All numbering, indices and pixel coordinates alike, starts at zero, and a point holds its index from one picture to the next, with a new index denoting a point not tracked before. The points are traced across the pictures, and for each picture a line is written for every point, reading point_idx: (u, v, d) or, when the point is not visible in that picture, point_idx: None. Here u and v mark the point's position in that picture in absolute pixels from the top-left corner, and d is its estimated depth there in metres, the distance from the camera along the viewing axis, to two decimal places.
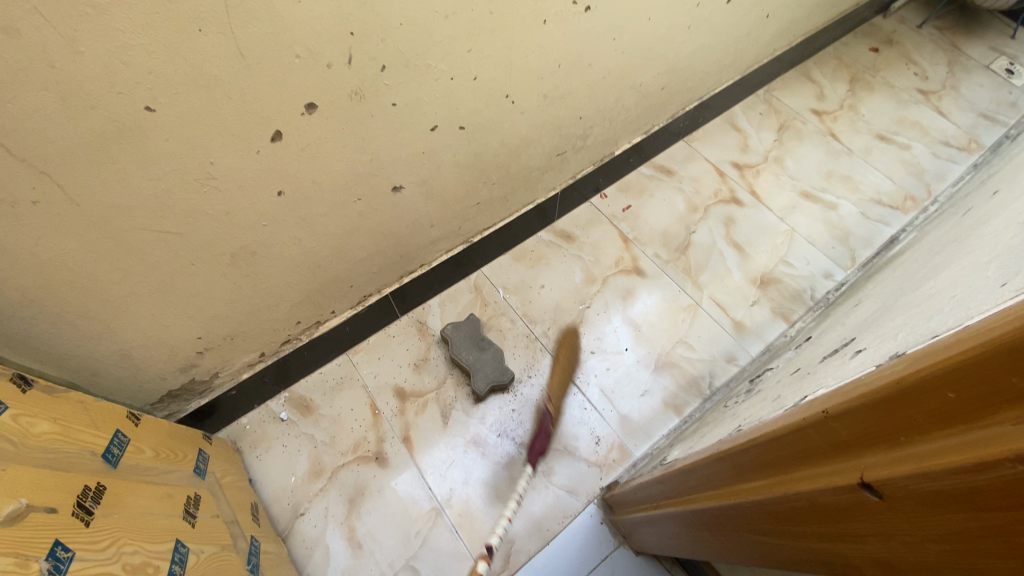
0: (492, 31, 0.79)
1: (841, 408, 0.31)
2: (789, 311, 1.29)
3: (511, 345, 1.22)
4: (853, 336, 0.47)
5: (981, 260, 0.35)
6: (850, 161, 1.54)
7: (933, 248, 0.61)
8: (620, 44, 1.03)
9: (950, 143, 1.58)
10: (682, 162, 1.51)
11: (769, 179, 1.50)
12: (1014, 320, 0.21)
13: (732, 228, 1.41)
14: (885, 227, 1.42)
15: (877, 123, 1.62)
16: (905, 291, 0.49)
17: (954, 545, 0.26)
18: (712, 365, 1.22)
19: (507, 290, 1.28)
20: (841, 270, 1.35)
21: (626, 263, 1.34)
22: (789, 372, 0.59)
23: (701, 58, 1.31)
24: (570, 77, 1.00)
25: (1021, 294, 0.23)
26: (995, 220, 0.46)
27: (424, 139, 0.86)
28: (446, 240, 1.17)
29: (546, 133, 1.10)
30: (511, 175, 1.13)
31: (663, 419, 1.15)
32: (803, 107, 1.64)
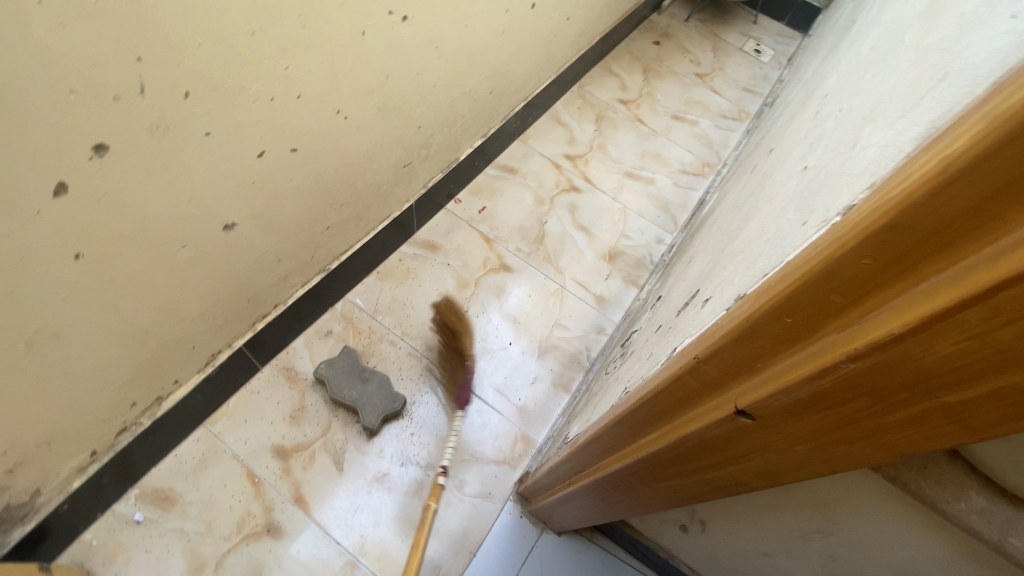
0: (309, 46, 0.74)
1: (709, 351, 0.35)
2: (637, 277, 1.44)
3: (395, 368, 1.17)
4: (698, 287, 0.54)
5: (780, 205, 0.43)
6: (657, 140, 1.77)
7: (739, 201, 0.73)
8: (444, 52, 1.05)
9: (725, 115, 1.91)
10: (522, 160, 1.59)
11: (598, 166, 1.65)
12: (822, 249, 0.26)
13: (578, 213, 1.53)
14: (693, 192, 1.67)
15: (671, 105, 1.89)
16: (728, 241, 0.57)
17: (816, 439, 0.31)
18: (586, 339, 1.31)
19: (379, 313, 1.23)
20: (668, 234, 1.55)
21: (492, 262, 1.37)
22: (653, 330, 0.66)
23: (519, 60, 1.39)
24: (401, 87, 0.99)
25: (821, 228, 0.28)
26: (778, 172, 0.56)
27: (253, 167, 0.78)
28: (299, 273, 1.07)
29: (387, 146, 1.07)
30: (358, 194, 1.08)
31: (556, 400, 1.21)
32: (612, 98, 1.84)
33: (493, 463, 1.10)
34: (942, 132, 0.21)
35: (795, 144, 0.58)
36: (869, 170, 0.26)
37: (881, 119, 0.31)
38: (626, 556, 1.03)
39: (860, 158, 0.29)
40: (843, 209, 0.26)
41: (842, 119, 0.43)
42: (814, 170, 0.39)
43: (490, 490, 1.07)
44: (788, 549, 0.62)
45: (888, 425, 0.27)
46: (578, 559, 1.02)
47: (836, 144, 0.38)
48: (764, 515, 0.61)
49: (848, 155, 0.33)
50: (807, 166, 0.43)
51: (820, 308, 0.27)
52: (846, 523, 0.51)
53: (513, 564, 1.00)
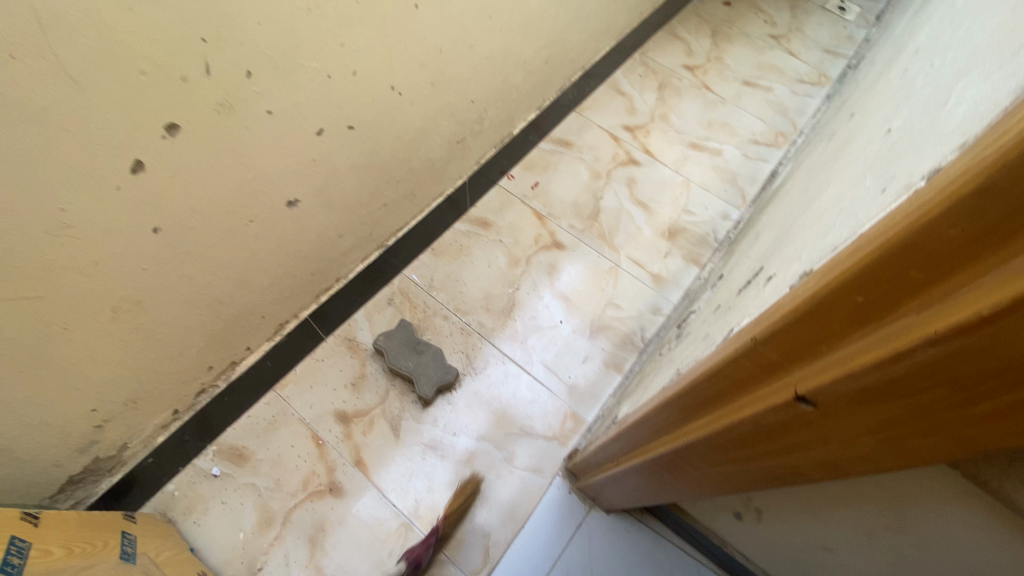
0: (362, 21, 0.75)
1: (768, 333, 0.33)
2: (698, 255, 1.38)
3: (448, 342, 1.19)
4: (761, 265, 0.51)
5: (857, 174, 0.39)
6: (725, 109, 1.66)
7: (812, 173, 0.67)
8: (497, 23, 1.03)
9: (804, 80, 1.75)
10: (578, 132, 1.54)
11: (659, 137, 1.58)
12: (902, 219, 0.23)
13: (635, 188, 1.47)
14: (764, 163, 1.55)
15: (742, 71, 1.75)
16: (797, 214, 0.53)
17: (887, 430, 0.28)
18: (641, 318, 1.28)
19: (434, 288, 1.26)
20: (734, 210, 1.46)
21: (545, 238, 1.36)
22: (711, 310, 0.63)
23: (576, 28, 1.34)
24: (454, 60, 0.98)
25: (901, 196, 0.25)
26: (857, 138, 0.51)
27: (312, 144, 0.81)
28: (358, 248, 1.11)
29: (441, 122, 1.07)
30: (412, 170, 1.10)
31: (608, 380, 1.19)
32: (676, 65, 1.74)
33: (543, 438, 1.11)
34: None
35: (879, 107, 0.52)
36: (965, 126, 0.23)
37: (984, 68, 0.27)
38: (677, 539, 1.01)
39: (954, 114, 0.26)
40: (930, 171, 0.23)
41: (937, 72, 0.38)
42: (900, 133, 0.35)
43: (540, 465, 1.08)
44: (853, 546, 0.58)
45: (974, 420, 0.24)
46: (627, 539, 1.01)
47: (928, 102, 0.33)
48: (827, 507, 0.57)
49: (941, 111, 0.29)
50: (892, 129, 0.38)
51: (895, 285, 0.24)
52: (920, 521, 0.47)
53: (561, 539, 1.00)
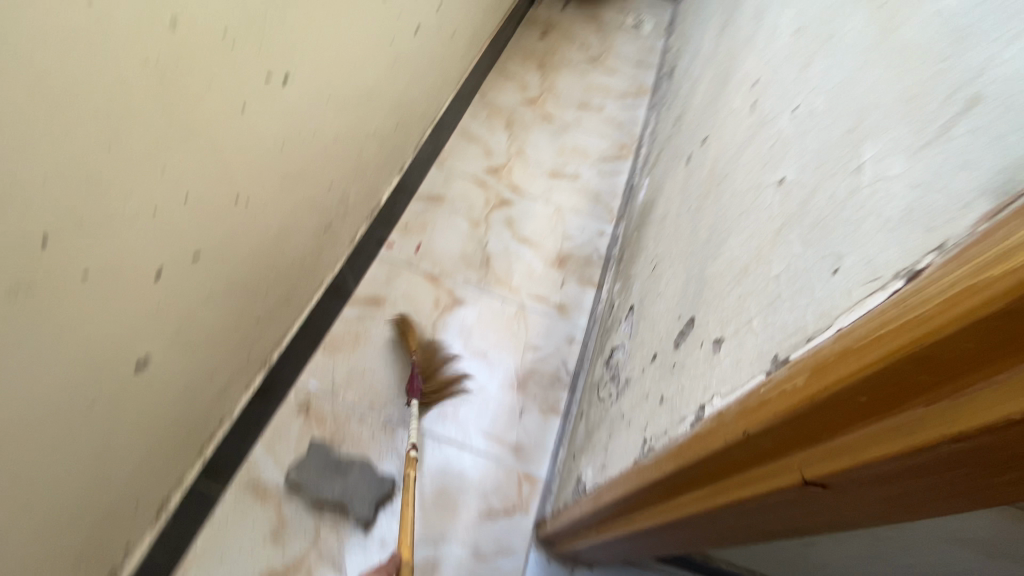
0: (181, 140, 0.62)
1: (764, 427, 0.31)
2: (591, 277, 1.42)
3: (373, 446, 1.07)
4: (690, 316, 0.50)
5: (768, 229, 0.39)
6: (571, 133, 1.76)
7: (687, 201, 0.71)
8: (338, 102, 0.95)
9: (627, 94, 1.93)
10: (444, 185, 1.52)
11: (521, 172, 1.61)
12: (899, 325, 0.22)
13: (516, 226, 1.48)
14: (618, 177, 1.67)
15: (574, 96, 1.88)
16: (702, 256, 0.54)
17: (904, 502, 0.27)
18: (560, 353, 1.27)
19: (339, 390, 1.12)
20: (608, 225, 1.54)
21: (444, 300, 1.30)
22: (647, 360, 0.62)
23: (416, 87, 1.31)
24: (301, 151, 0.88)
25: (877, 291, 0.24)
26: (730, 176, 0.54)
27: (151, 292, 0.66)
28: (237, 378, 0.95)
29: (300, 217, 0.96)
30: (280, 275, 0.97)
31: (549, 426, 1.16)
32: (516, 100, 1.80)
33: (504, 514, 1.04)
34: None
35: (739, 142, 0.56)
36: (920, 215, 0.23)
37: (882, 136, 0.28)
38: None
39: (886, 193, 0.26)
40: (909, 267, 0.22)
41: (802, 120, 0.40)
42: (803, 189, 0.36)
43: (510, 544, 1.01)
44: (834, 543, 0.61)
45: (999, 494, 0.23)
46: None
47: (820, 159, 0.35)
48: None
49: (854, 180, 0.29)
50: (783, 179, 0.39)
51: (902, 387, 0.22)
52: None
53: None
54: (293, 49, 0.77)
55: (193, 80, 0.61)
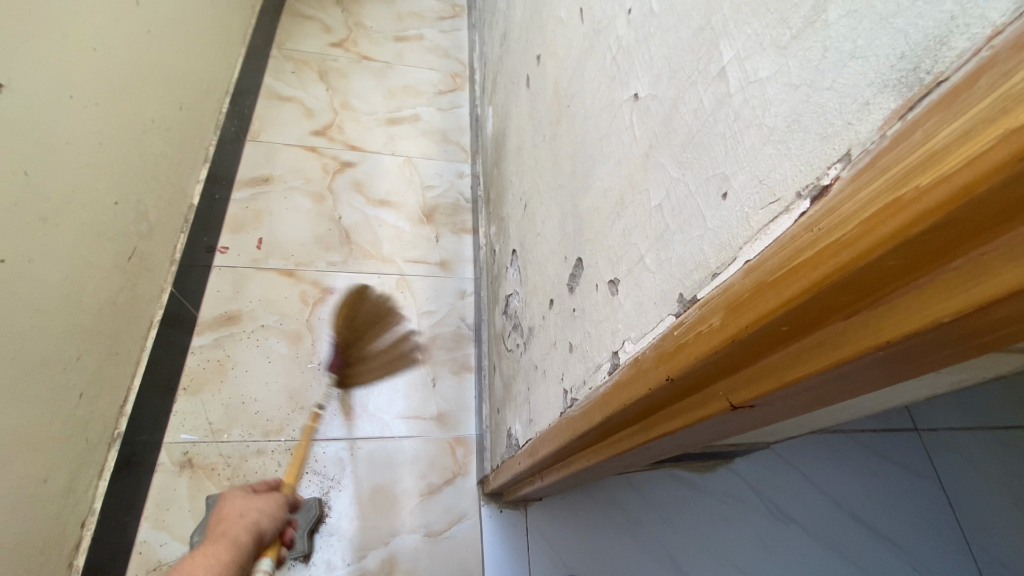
0: None
1: (686, 370, 0.28)
2: (463, 223, 1.36)
3: (283, 473, 0.96)
4: (577, 258, 0.47)
5: (631, 152, 0.36)
6: (396, 72, 1.60)
7: (539, 129, 0.66)
8: (86, 98, 0.74)
9: (443, 17, 1.78)
10: (268, 162, 1.31)
11: (355, 127, 1.44)
12: (819, 251, 0.19)
13: (367, 190, 1.35)
14: (460, 109, 1.57)
15: (387, 28, 1.69)
16: (571, 190, 0.50)
17: (821, 390, 0.28)
18: (455, 310, 1.22)
19: (220, 431, 0.98)
20: (464, 164, 1.46)
21: (313, 292, 1.16)
22: (546, 307, 0.59)
23: (191, 53, 1.06)
24: (55, 173, 0.69)
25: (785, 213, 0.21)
26: (576, 95, 0.50)
27: None
28: (80, 467, 0.77)
29: (91, 253, 0.77)
30: (91, 330, 0.77)
31: (465, 386, 1.13)
32: (322, 46, 1.57)
33: (446, 485, 1.02)
34: (958, 69, 0.15)
35: (575, 56, 0.51)
36: (811, 119, 0.20)
37: (739, 32, 0.25)
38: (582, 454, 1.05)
39: (762, 99, 0.23)
40: (816, 183, 0.20)
41: (639, 23, 0.36)
42: (662, 104, 0.32)
43: (461, 510, 1.00)
44: None
45: (909, 364, 0.23)
46: (571, 505, 1.01)
47: (673, 67, 0.31)
48: None
49: (719, 88, 0.26)
50: (637, 95, 0.36)
51: (825, 310, 0.20)
52: None
53: (522, 557, 0.96)
54: None
55: None
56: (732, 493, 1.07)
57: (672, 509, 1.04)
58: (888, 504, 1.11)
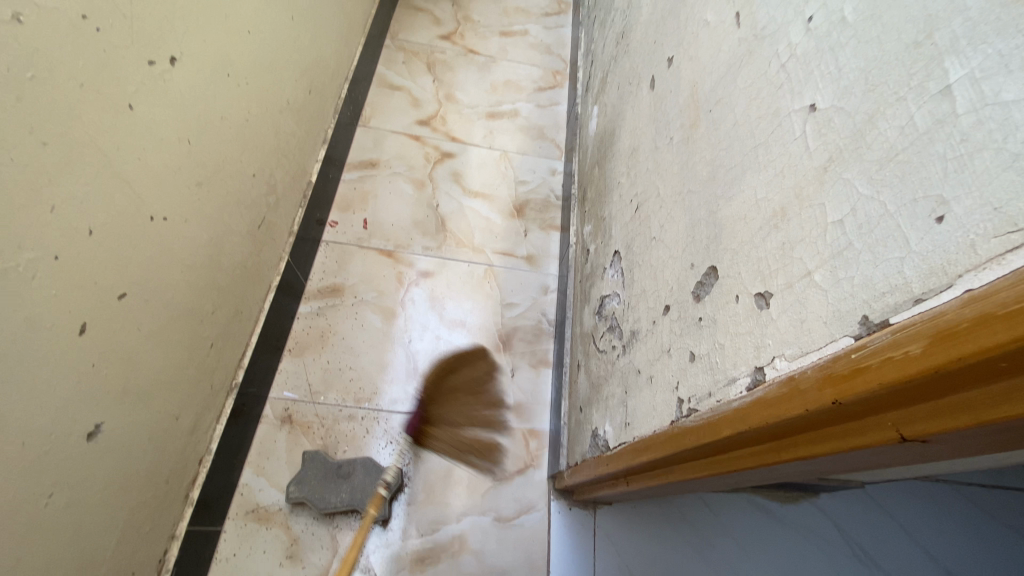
0: (65, 162, 0.50)
1: (861, 395, 0.27)
2: (552, 219, 1.38)
3: (370, 440, 1.03)
4: (711, 266, 0.46)
5: (791, 168, 0.36)
6: (499, 67, 1.64)
7: (664, 132, 0.65)
8: (240, 76, 0.80)
9: (548, 13, 1.80)
10: (376, 147, 1.40)
11: (457, 119, 1.50)
12: None
13: (464, 181, 1.40)
14: (558, 107, 1.59)
15: (493, 23, 1.73)
16: (706, 197, 0.49)
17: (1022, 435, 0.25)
18: (538, 304, 1.24)
19: (318, 393, 1.07)
20: (557, 161, 1.48)
21: (407, 274, 1.23)
22: (657, 313, 0.58)
23: (324, 41, 1.14)
24: (210, 143, 0.74)
25: None
26: (723, 101, 0.49)
27: (80, 352, 0.55)
28: (208, 410, 0.85)
29: (232, 218, 0.84)
30: (226, 289, 0.85)
31: (543, 380, 1.14)
32: (432, 38, 1.64)
33: (517, 474, 1.04)
34: None
35: (723, 62, 0.51)
36: None
37: (974, 50, 0.24)
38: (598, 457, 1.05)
39: (1005, 122, 0.22)
40: None
41: (823, 33, 0.35)
42: (849, 119, 0.31)
43: (530, 501, 1.02)
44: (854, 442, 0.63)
45: None
46: (639, 513, 1.00)
47: (870, 81, 0.30)
48: None
49: (939, 106, 0.25)
50: (815, 105, 0.35)
51: None
52: None
53: (587, 556, 0.97)
54: (173, 19, 0.63)
55: (54, 84, 0.48)
56: (812, 528, 1.01)
57: (746, 534, 1.00)
58: (991, 567, 1.01)
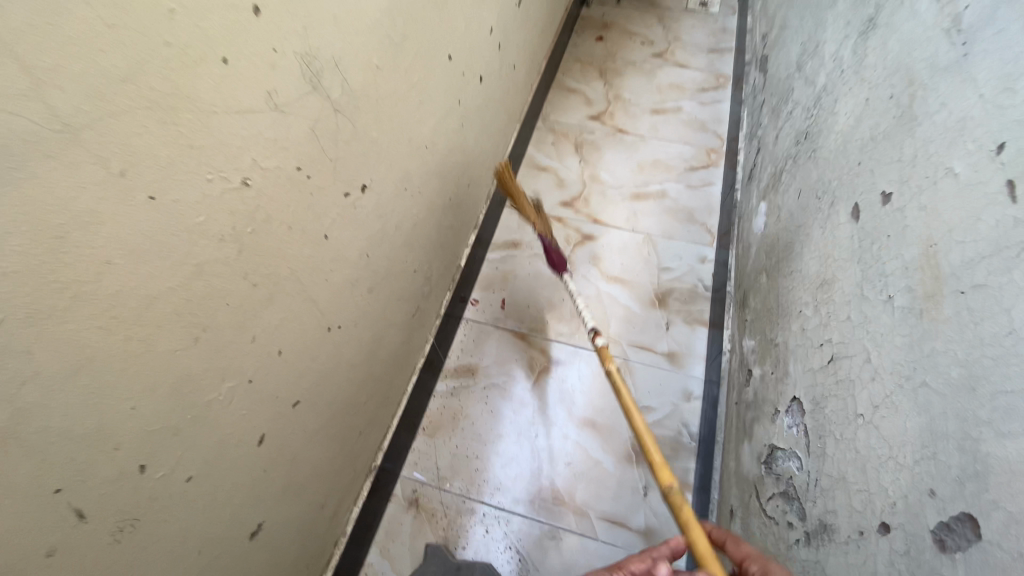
0: (268, 298, 0.55)
1: None
2: (699, 313, 1.26)
3: (490, 542, 1.00)
4: (968, 515, 0.37)
5: None
6: (648, 146, 1.60)
7: (878, 285, 0.54)
8: (413, 187, 0.85)
9: (704, 89, 1.73)
10: (520, 228, 1.43)
11: (602, 200, 1.48)
12: None
13: (603, 265, 1.35)
14: (711, 188, 1.49)
15: (645, 101, 1.71)
16: (959, 411, 0.39)
17: None
18: (679, 412, 1.13)
19: (445, 479, 1.07)
20: (709, 249, 1.37)
21: (539, 362, 1.21)
22: (870, 525, 0.47)
23: (486, 136, 1.20)
24: (382, 251, 0.80)
25: None
26: (994, 290, 0.38)
27: (256, 459, 0.60)
28: (348, 494, 0.89)
29: (391, 314, 0.89)
30: (378, 379, 0.89)
31: (679, 505, 1.03)
32: (582, 118, 1.66)
33: None
34: None
35: (989, 239, 0.40)
36: None
37: None
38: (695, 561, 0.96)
39: None
40: None
41: None
42: None
43: None
44: None
45: None
46: None
47: None
48: None
49: None
50: None
51: None
52: None
53: None
54: (368, 154, 0.69)
55: (270, 232, 0.53)
56: None
57: None
58: None
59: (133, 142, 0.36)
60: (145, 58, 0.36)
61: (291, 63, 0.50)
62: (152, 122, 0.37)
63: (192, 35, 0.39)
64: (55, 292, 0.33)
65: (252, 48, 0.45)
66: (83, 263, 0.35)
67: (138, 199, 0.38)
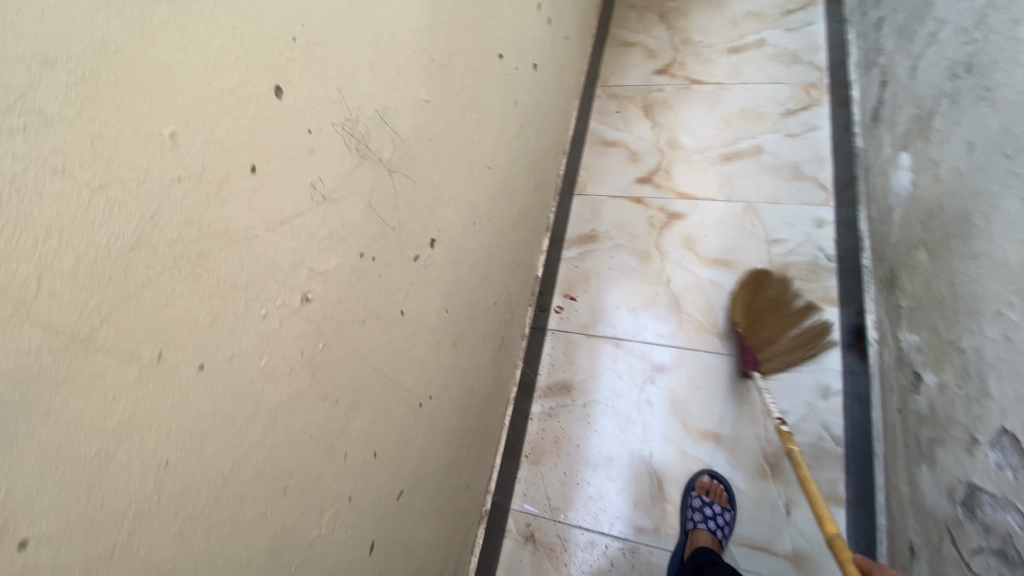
0: (353, 407, 0.48)
1: None
2: (823, 290, 1.08)
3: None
4: None
5: None
6: (731, 94, 1.37)
7: None
8: (481, 217, 0.75)
9: (789, 10, 1.45)
10: (595, 217, 1.30)
11: (685, 169, 1.30)
12: None
13: (699, 247, 1.19)
14: (817, 133, 1.26)
15: (719, 40, 1.46)
16: None
17: None
18: (816, 412, 0.98)
19: (557, 510, 1.00)
20: (825, 209, 1.16)
21: (640, 368, 1.09)
22: None
23: (547, 127, 1.07)
24: (461, 297, 0.71)
25: None
26: None
27: (370, 566, 0.55)
28: (464, 545, 0.84)
29: (479, 356, 0.81)
30: (477, 425, 0.83)
31: (832, 523, 0.90)
32: (646, 76, 1.46)
33: None
34: None
35: None
36: None
37: None
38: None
39: None
40: None
41: None
42: None
43: None
44: None
45: None
46: None
47: None
48: None
49: None
50: None
51: None
52: None
53: None
54: (432, 202, 0.59)
55: (344, 338, 0.45)
56: None
57: None
58: None
59: (163, 314, 0.29)
60: (156, 208, 0.28)
61: (331, 139, 0.41)
62: (181, 281, 0.30)
63: (207, 154, 0.30)
64: (112, 525, 0.27)
65: (283, 141, 0.36)
66: (137, 480, 0.28)
67: (185, 372, 0.30)
